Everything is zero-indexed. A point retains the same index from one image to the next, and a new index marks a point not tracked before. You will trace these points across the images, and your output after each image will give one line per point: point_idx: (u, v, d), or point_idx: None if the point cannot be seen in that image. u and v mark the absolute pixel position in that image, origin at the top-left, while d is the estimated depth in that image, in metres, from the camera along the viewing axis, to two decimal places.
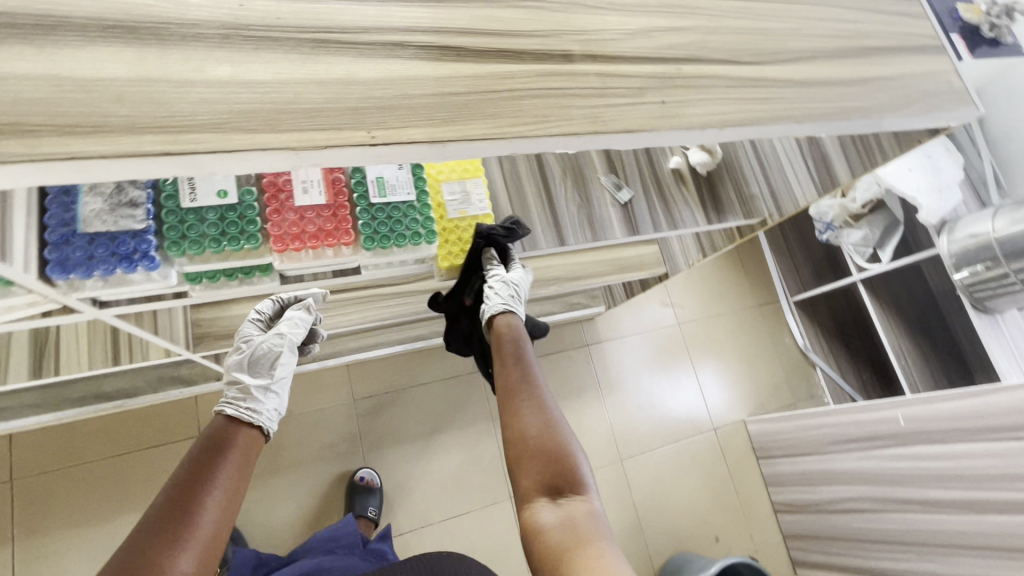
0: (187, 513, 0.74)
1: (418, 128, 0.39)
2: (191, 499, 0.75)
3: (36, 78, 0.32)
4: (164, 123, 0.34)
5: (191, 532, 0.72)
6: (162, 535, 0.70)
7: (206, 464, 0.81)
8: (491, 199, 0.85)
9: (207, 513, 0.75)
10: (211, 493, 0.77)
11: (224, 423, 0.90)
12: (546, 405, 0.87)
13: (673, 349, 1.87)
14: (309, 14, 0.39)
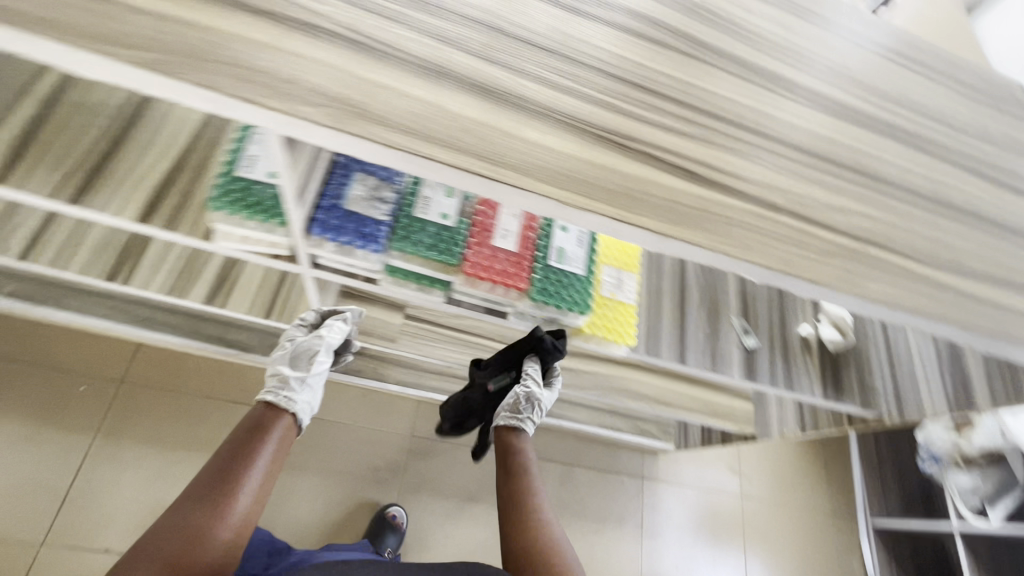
0: (227, 488, 0.78)
1: (650, 219, 0.49)
2: (234, 474, 0.80)
3: (423, 102, 0.45)
4: (486, 155, 0.45)
5: (229, 506, 0.77)
6: (206, 506, 0.75)
7: (250, 444, 0.85)
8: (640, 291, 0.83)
9: (244, 490, 0.80)
10: (251, 470, 0.82)
11: (261, 411, 0.92)
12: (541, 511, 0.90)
13: (730, 523, 1.69)
14: (599, 117, 0.51)
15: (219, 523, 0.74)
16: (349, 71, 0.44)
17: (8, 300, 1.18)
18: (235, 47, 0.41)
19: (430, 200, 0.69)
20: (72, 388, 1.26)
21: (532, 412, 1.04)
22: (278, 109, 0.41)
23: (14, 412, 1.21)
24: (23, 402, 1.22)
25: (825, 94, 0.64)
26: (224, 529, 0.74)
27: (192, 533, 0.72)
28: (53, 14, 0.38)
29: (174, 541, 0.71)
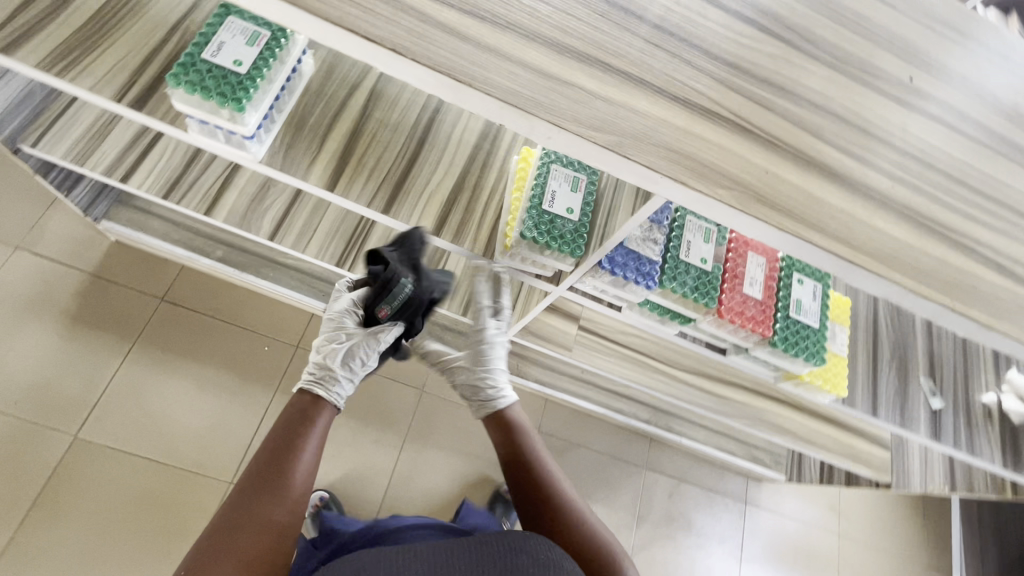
0: (280, 473, 0.72)
1: (977, 311, 0.53)
2: (285, 459, 0.74)
3: (799, 187, 0.51)
4: (849, 240, 0.51)
5: (286, 487, 0.71)
6: (265, 490, 0.70)
7: (297, 428, 0.78)
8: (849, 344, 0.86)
9: (297, 474, 0.73)
10: (300, 454, 0.75)
11: (309, 402, 0.83)
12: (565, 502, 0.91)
13: (823, 557, 1.72)
14: (926, 208, 0.56)
15: (282, 507, 0.70)
16: (743, 156, 0.50)
17: (219, 264, 1.32)
18: (664, 131, 0.48)
19: (692, 242, 0.75)
20: (248, 346, 1.40)
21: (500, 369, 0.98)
22: (697, 189, 0.48)
23: (207, 360, 1.37)
24: (217, 354, 1.38)
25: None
26: (287, 516, 0.69)
27: (258, 513, 0.68)
28: (541, 95, 0.46)
29: (245, 527, 0.66)
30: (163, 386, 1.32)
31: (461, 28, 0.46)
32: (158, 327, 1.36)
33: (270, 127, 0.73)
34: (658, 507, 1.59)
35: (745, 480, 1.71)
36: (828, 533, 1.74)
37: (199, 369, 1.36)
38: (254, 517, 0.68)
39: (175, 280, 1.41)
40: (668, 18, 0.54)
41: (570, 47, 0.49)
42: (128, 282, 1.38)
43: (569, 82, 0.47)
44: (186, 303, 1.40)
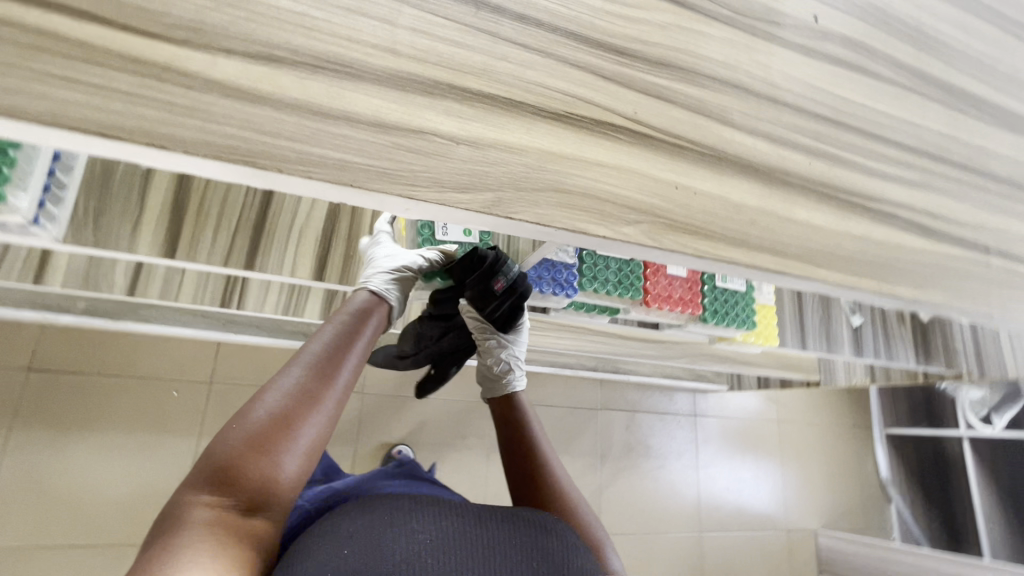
0: (334, 367, 0.63)
1: (902, 286, 0.51)
2: (334, 364, 0.63)
3: (713, 197, 0.44)
4: (774, 247, 0.46)
5: (334, 383, 0.62)
6: (314, 373, 0.61)
7: (352, 327, 0.68)
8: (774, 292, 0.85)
9: (343, 373, 0.64)
10: (353, 354, 0.66)
11: (365, 305, 0.72)
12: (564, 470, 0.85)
13: (769, 443, 1.89)
14: (845, 179, 0.51)
15: (327, 395, 0.61)
16: (648, 174, 0.42)
17: (85, 317, 1.13)
18: (550, 168, 0.39)
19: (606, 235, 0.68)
20: (150, 395, 1.26)
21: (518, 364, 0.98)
22: (602, 233, 0.40)
23: (107, 422, 1.23)
24: (119, 413, 1.24)
25: (1002, 109, 0.65)
26: (325, 411, 0.60)
27: (298, 399, 0.58)
28: (384, 160, 0.35)
29: (283, 405, 0.57)
30: (64, 464, 1.18)
31: (252, 87, 0.33)
32: (33, 401, 1.18)
33: (64, 199, 0.57)
34: (618, 441, 1.65)
35: (693, 395, 1.80)
36: (769, 420, 1.91)
37: (102, 434, 1.22)
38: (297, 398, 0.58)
39: (37, 343, 1.20)
40: (533, 5, 0.42)
41: (412, 79, 0.37)
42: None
43: (419, 131, 0.36)
44: (59, 366, 1.21)
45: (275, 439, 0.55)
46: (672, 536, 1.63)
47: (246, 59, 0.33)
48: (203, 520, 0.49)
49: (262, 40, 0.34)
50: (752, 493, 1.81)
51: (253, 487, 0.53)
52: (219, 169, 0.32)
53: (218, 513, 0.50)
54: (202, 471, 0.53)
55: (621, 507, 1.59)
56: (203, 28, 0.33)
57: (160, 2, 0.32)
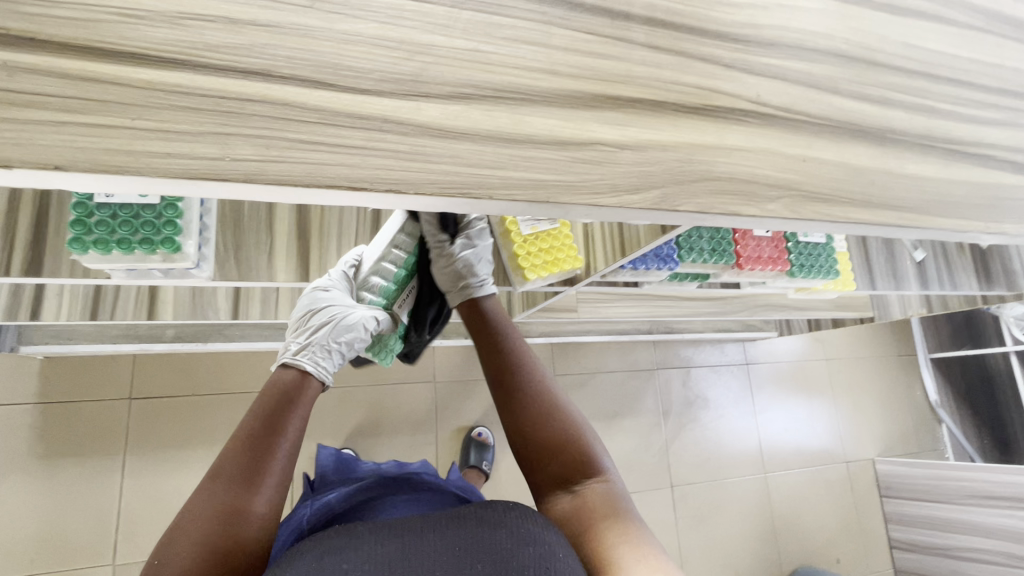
0: (255, 471, 0.66)
1: (1006, 222, 0.55)
2: (263, 458, 0.67)
3: (835, 164, 0.48)
4: (892, 202, 0.49)
5: (264, 482, 0.66)
6: (233, 484, 0.64)
7: (275, 421, 0.71)
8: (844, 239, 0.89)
9: (273, 467, 0.68)
10: (278, 450, 0.69)
11: (295, 381, 0.78)
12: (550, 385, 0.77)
13: (819, 382, 1.95)
14: (945, 128, 0.54)
15: (256, 500, 0.65)
16: (780, 152, 0.46)
17: (176, 344, 1.19)
18: (700, 161, 0.43)
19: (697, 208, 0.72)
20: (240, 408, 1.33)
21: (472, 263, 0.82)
22: (749, 211, 0.44)
23: (203, 440, 1.30)
24: (216, 429, 1.31)
25: None
26: (252, 517, 0.63)
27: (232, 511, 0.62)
28: (569, 174, 0.39)
29: (205, 525, 0.61)
30: (175, 480, 1.26)
31: (453, 125, 0.37)
32: (140, 427, 1.26)
33: (207, 238, 0.60)
34: (678, 397, 1.72)
35: (742, 344, 1.86)
36: (817, 360, 1.96)
37: (202, 451, 1.30)
38: (216, 517, 0.61)
39: (133, 373, 1.28)
40: (655, 7, 0.45)
41: (573, 95, 0.41)
42: (82, 395, 1.24)
43: (589, 143, 0.40)
44: (157, 392, 1.29)
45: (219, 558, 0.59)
46: (738, 478, 1.71)
47: (441, 101, 0.37)
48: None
49: (450, 80, 0.38)
50: (809, 430, 1.87)
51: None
52: (440, 202, 0.37)
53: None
54: None
55: (688, 458, 1.67)
56: (402, 77, 0.36)
57: (365, 60, 0.36)
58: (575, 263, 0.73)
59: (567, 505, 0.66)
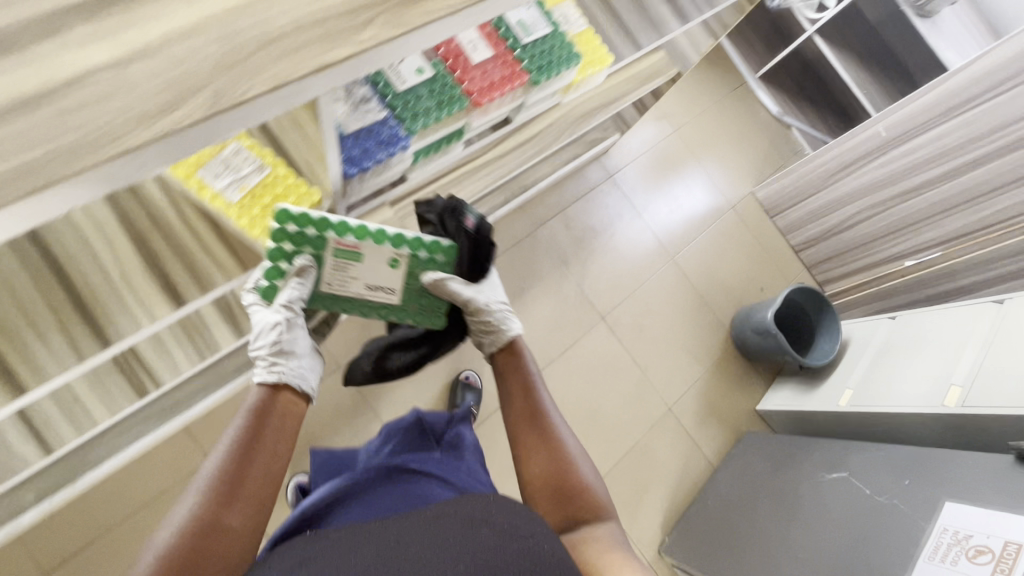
0: (233, 489, 0.67)
1: None
2: (236, 473, 0.68)
3: None
4: None
5: (236, 502, 0.67)
6: (211, 501, 0.65)
7: (249, 433, 0.71)
8: (580, 15, 0.94)
9: (245, 484, 0.68)
10: (253, 466, 0.69)
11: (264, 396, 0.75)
12: (557, 421, 0.86)
13: (679, 154, 2.01)
14: None
15: (228, 517, 0.66)
16: None
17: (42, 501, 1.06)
18: None
19: (398, 71, 0.79)
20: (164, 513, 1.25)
21: (501, 311, 0.92)
22: None
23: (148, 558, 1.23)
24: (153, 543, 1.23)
25: None
26: (225, 533, 0.65)
27: (197, 532, 0.63)
28: None
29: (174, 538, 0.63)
30: None
31: None
32: None
33: None
34: (567, 241, 1.73)
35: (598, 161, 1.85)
36: (668, 135, 2.00)
37: None
38: (186, 532, 0.63)
39: (31, 548, 1.17)
40: None
41: None
42: None
43: None
44: (68, 551, 1.18)
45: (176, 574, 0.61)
46: (651, 275, 1.80)
47: None
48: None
49: None
50: (689, 199, 1.96)
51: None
52: None
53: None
54: None
55: (603, 286, 1.73)
56: None
57: None
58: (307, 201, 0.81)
59: (571, 543, 0.78)
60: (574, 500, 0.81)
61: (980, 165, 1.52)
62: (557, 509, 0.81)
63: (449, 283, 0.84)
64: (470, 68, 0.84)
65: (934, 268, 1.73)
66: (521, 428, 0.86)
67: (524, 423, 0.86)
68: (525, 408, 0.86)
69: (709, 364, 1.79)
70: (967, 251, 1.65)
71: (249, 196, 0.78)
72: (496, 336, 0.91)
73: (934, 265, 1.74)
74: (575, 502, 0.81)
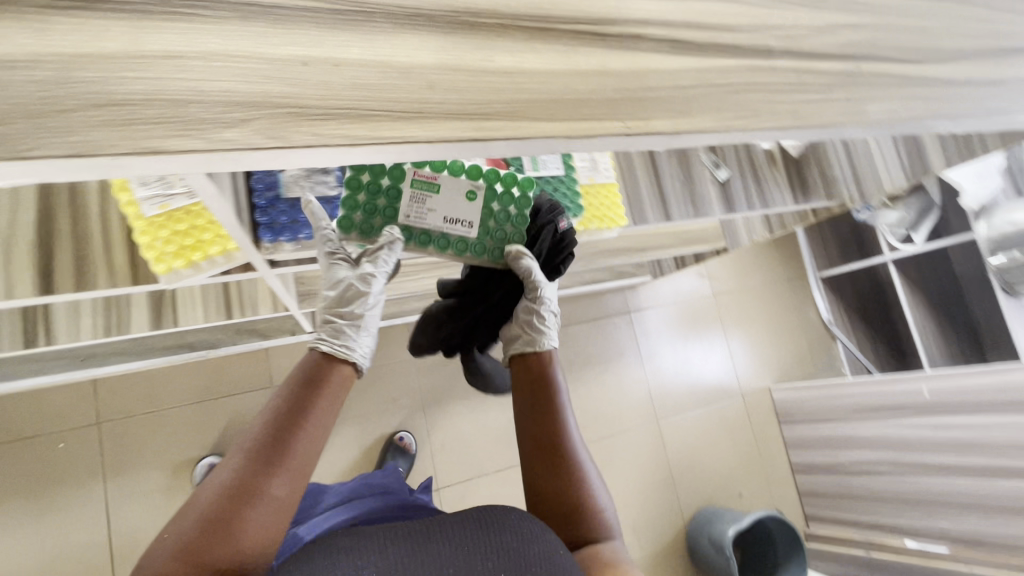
0: (277, 456, 0.72)
1: (659, 118, 0.43)
2: (284, 441, 0.74)
3: (367, 66, 0.35)
4: (465, 111, 0.37)
5: (280, 471, 0.72)
6: (254, 467, 0.71)
7: (302, 402, 0.78)
8: (613, 169, 1.02)
9: (292, 453, 0.73)
10: (300, 436, 0.75)
11: (322, 363, 0.84)
12: (573, 440, 0.88)
13: (709, 318, 2.04)
14: (565, 5, 0.41)
15: (272, 484, 0.71)
16: (245, 53, 0.32)
17: None
18: (83, 79, 0.29)
19: None
20: (72, 442, 1.44)
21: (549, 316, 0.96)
22: (193, 150, 0.31)
23: (36, 477, 1.40)
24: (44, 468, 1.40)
25: None
26: (261, 503, 0.69)
27: (237, 495, 0.69)
28: None
29: (219, 500, 0.68)
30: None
31: None
32: None
33: None
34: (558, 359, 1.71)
35: (624, 293, 1.88)
36: (705, 296, 2.05)
37: (30, 494, 1.39)
38: (230, 493, 0.69)
39: None
40: None
41: None
42: None
43: None
44: None
45: (218, 539, 0.65)
46: (633, 429, 1.77)
47: None
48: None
49: None
50: (702, 366, 1.97)
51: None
52: None
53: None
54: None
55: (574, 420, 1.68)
56: None
57: None
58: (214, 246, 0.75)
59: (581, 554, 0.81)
60: (579, 519, 0.84)
61: (1008, 476, 1.42)
62: (569, 523, 0.84)
63: (526, 263, 0.88)
64: None
65: (936, 562, 1.58)
66: (536, 462, 0.87)
67: (541, 445, 0.87)
68: (544, 438, 0.87)
69: (653, 542, 1.70)
70: (977, 562, 1.51)
71: (166, 217, 0.72)
72: (533, 340, 0.94)
73: (936, 560, 1.59)
74: (580, 519, 0.83)
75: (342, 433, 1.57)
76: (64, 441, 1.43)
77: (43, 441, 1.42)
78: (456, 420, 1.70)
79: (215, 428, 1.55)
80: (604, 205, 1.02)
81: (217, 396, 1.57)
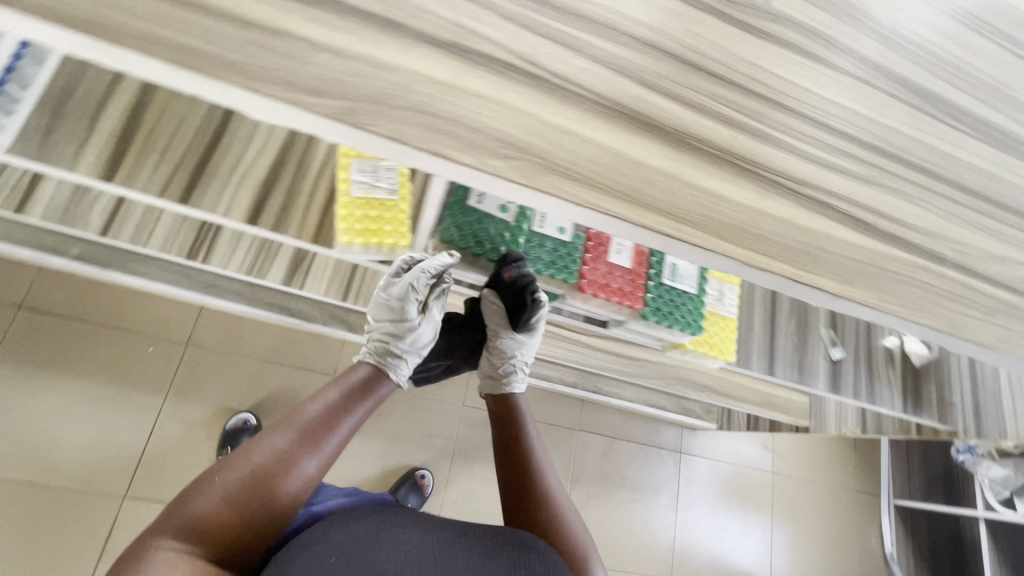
0: (320, 436, 0.79)
1: (818, 277, 0.49)
2: (328, 425, 0.81)
3: (608, 151, 0.42)
4: (665, 209, 0.45)
5: (318, 451, 0.78)
6: (299, 440, 0.77)
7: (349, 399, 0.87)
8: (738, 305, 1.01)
9: (331, 438, 0.81)
10: (340, 426, 0.83)
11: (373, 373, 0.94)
12: (543, 471, 0.91)
13: (759, 496, 1.89)
14: (775, 160, 0.47)
15: (308, 458, 0.77)
16: (529, 113, 0.40)
17: (76, 263, 1.21)
18: (418, 91, 0.38)
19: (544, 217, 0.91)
20: (157, 350, 1.58)
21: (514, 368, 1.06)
22: (468, 165, 0.39)
23: (116, 365, 1.54)
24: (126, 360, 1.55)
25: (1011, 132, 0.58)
26: (298, 475, 0.75)
27: (279, 459, 0.74)
28: (237, 54, 0.34)
29: (263, 458, 0.74)
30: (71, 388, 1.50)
31: None
32: (55, 337, 1.51)
33: None
34: (594, 467, 1.66)
35: (680, 429, 1.81)
36: (762, 470, 1.92)
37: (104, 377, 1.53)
38: (275, 456, 0.74)
39: (36, 284, 1.52)
40: None
41: None
42: (40, 300, 1.52)
43: (276, 31, 0.35)
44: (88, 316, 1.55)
45: (250, 496, 0.70)
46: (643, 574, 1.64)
47: None
48: (172, 567, 0.61)
49: None
50: (734, 542, 1.81)
51: (231, 544, 0.68)
52: (60, 38, 0.33)
53: (183, 560, 0.63)
54: (183, 515, 0.67)
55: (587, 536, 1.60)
56: None
57: None
58: (397, 236, 0.84)
59: None
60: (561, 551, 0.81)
61: None
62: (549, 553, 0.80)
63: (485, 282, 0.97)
64: (604, 260, 0.93)
65: None
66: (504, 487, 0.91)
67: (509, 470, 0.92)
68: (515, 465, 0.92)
69: None
70: None
71: (363, 202, 0.84)
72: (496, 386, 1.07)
73: None
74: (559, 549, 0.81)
75: (370, 443, 1.60)
76: (154, 345, 1.58)
77: (137, 338, 1.57)
78: (476, 480, 1.68)
79: (267, 390, 1.64)
80: (720, 337, 0.99)
81: (281, 363, 1.67)
